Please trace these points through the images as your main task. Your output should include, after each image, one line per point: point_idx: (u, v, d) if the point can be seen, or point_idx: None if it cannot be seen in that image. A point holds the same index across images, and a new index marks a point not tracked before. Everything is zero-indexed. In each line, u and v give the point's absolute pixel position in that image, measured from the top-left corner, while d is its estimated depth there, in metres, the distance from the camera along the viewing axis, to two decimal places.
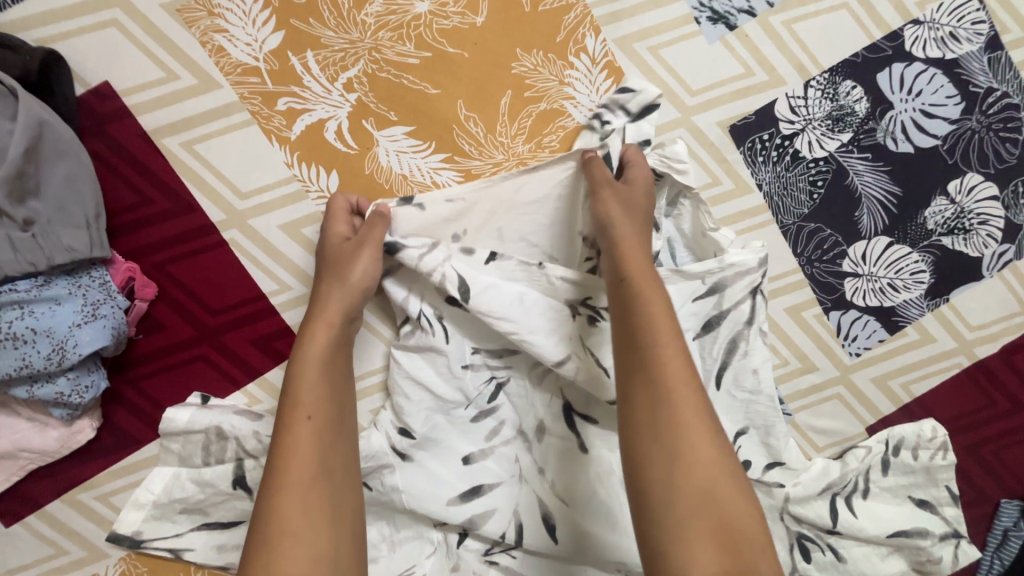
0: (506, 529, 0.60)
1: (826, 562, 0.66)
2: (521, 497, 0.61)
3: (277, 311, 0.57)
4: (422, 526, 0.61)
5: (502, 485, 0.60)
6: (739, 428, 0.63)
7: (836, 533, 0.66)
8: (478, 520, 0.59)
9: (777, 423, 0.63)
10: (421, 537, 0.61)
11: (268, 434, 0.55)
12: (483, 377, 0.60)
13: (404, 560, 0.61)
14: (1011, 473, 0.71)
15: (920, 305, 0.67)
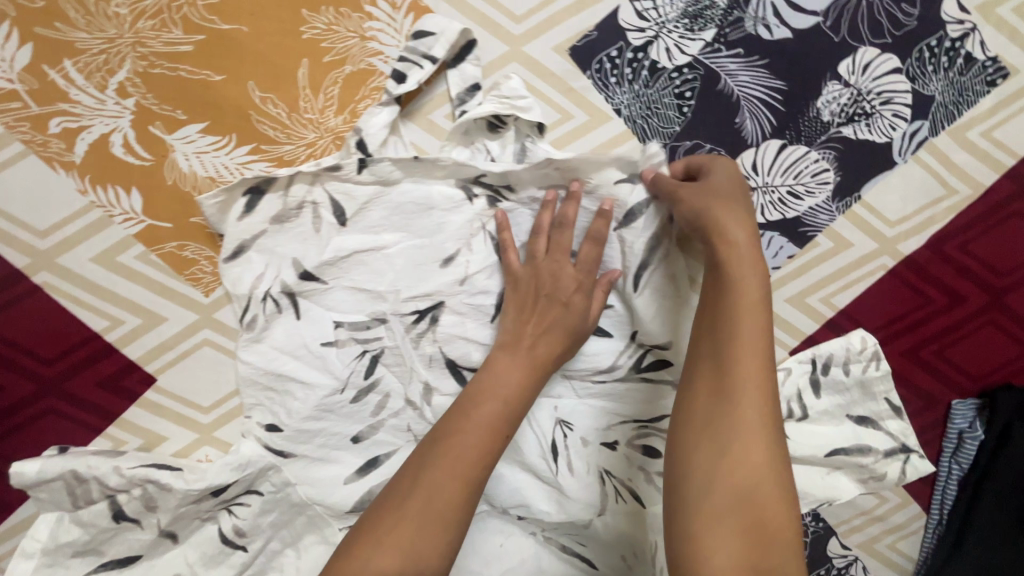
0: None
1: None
2: None
3: (116, 349, 0.54)
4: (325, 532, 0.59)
5: (397, 453, 0.58)
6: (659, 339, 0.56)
7: None
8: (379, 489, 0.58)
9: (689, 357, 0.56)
10: (326, 542, 0.59)
11: (129, 466, 0.52)
12: (353, 352, 0.55)
13: (311, 568, 0.59)
14: (960, 371, 0.65)
15: (829, 209, 0.60)
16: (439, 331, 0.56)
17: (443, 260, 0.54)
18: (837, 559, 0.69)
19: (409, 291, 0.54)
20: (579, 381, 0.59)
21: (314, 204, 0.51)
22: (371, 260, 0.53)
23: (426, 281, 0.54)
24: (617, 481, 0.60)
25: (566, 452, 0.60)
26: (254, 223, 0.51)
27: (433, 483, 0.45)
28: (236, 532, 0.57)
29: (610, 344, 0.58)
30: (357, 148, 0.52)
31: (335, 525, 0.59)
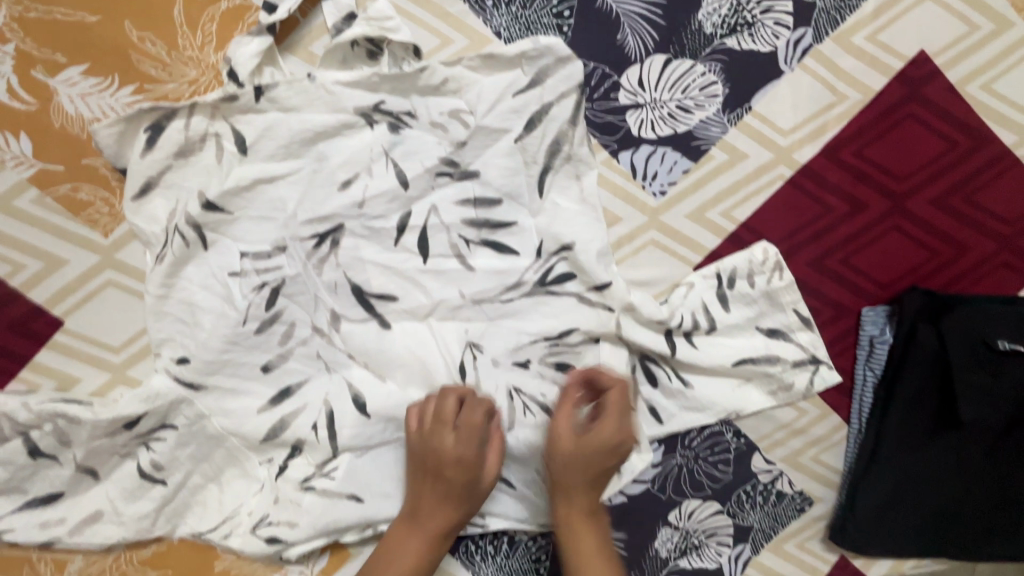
0: (318, 419, 0.59)
1: (673, 390, 0.65)
2: (331, 386, 0.60)
3: (21, 293, 0.55)
4: (245, 464, 0.61)
5: (310, 380, 0.59)
6: (561, 246, 0.59)
7: (680, 361, 0.64)
8: (291, 418, 0.59)
9: (596, 266, 0.59)
10: (247, 475, 0.61)
11: (37, 402, 0.54)
12: (253, 283, 0.56)
13: (231, 502, 0.61)
14: (867, 277, 0.66)
15: (721, 121, 0.61)
16: (340, 255, 0.57)
17: (341, 182, 0.55)
18: (762, 475, 0.70)
19: (306, 215, 0.55)
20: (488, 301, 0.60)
21: (216, 135, 0.53)
22: (261, 191, 0.54)
23: (323, 204, 0.55)
24: (526, 397, 0.63)
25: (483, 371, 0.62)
26: (155, 160, 0.52)
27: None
28: (154, 466, 0.58)
29: (515, 262, 0.60)
30: (229, 79, 0.52)
31: (253, 459, 0.60)
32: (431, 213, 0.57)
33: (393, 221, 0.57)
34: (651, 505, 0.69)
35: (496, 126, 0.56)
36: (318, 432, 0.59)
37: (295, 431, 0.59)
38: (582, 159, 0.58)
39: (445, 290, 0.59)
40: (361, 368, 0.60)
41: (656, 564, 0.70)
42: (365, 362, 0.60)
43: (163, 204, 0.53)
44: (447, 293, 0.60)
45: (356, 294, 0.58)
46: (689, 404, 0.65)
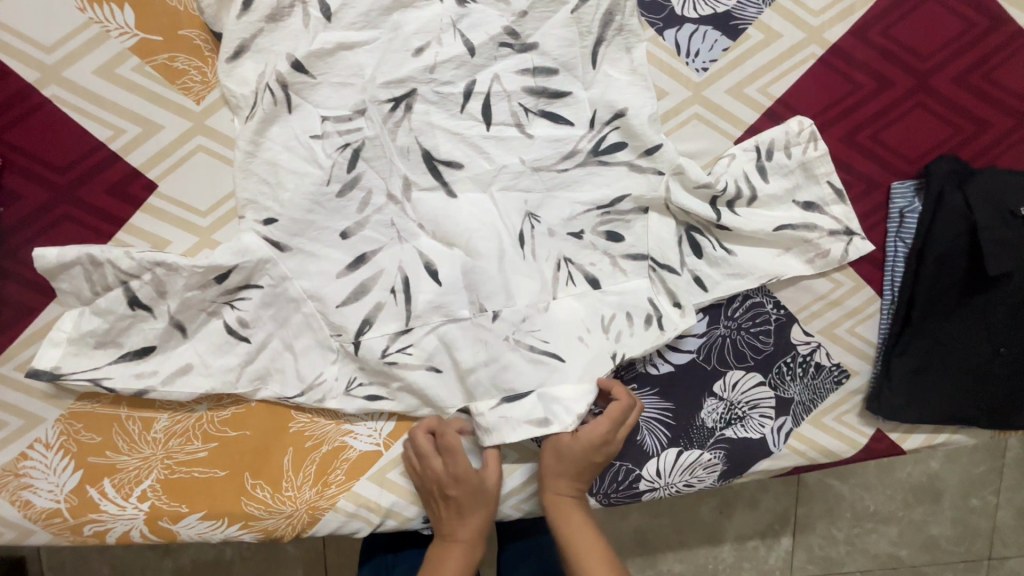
0: (395, 282, 0.64)
1: (717, 258, 0.69)
2: (404, 254, 0.64)
3: (120, 157, 0.60)
4: (318, 331, 0.64)
5: (384, 248, 0.64)
6: (614, 113, 0.64)
7: (724, 229, 0.68)
8: (368, 280, 0.63)
9: (648, 126, 0.64)
10: (322, 339, 0.65)
11: (138, 251, 0.58)
12: (336, 143, 0.61)
13: (311, 365, 0.65)
14: (896, 153, 0.70)
15: (756, 3, 0.66)
16: (412, 118, 0.62)
17: (415, 49, 0.60)
18: (801, 347, 0.74)
19: (384, 76, 0.60)
20: (546, 168, 0.64)
21: (302, 2, 0.58)
22: (342, 56, 0.59)
23: (399, 68, 0.60)
24: (575, 266, 0.66)
25: (544, 240, 0.65)
26: (250, 22, 0.58)
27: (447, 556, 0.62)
28: (239, 323, 0.63)
29: (571, 132, 0.64)
30: None
31: (328, 325, 0.64)
32: (494, 81, 0.62)
33: (459, 88, 0.62)
34: (696, 376, 0.72)
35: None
36: (395, 297, 0.64)
37: (373, 293, 0.64)
38: (632, 31, 0.63)
39: (508, 156, 0.64)
40: (428, 239, 0.64)
41: (704, 435, 0.73)
42: (434, 231, 0.64)
43: (254, 67, 0.59)
44: (508, 159, 0.64)
45: (425, 159, 0.63)
46: (732, 271, 0.69)
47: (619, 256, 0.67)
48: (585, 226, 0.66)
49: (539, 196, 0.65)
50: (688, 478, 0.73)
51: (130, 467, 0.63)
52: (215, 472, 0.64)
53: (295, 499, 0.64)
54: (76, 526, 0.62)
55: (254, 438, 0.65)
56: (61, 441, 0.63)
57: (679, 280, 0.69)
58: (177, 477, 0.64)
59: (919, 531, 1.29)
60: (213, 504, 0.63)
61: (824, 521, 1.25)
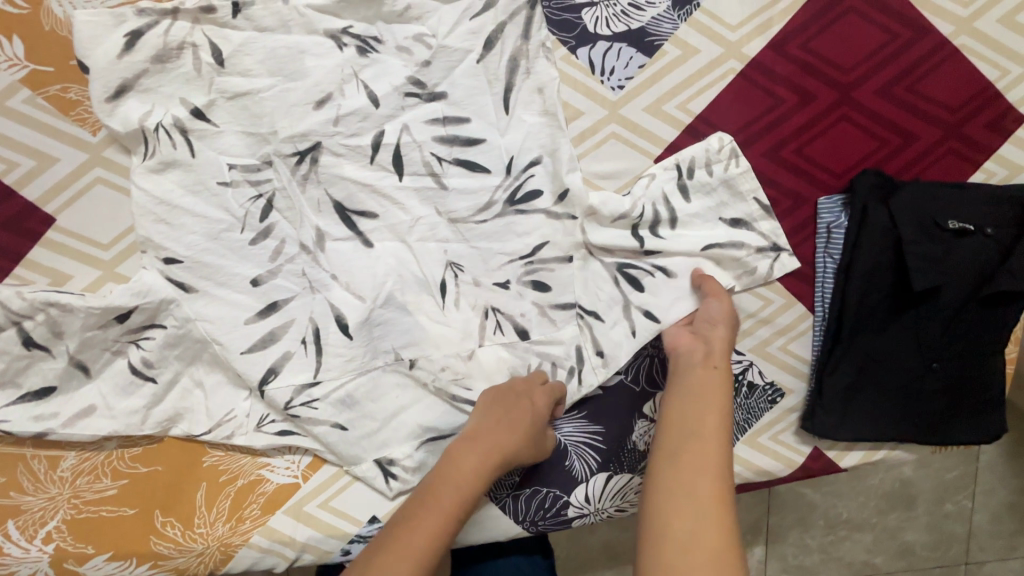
0: (306, 334, 0.63)
1: (657, 285, 0.67)
2: (316, 306, 0.63)
3: (15, 191, 0.59)
4: (230, 374, 0.64)
5: (296, 298, 0.63)
6: (530, 159, 0.63)
7: (653, 254, 0.67)
8: (278, 332, 0.62)
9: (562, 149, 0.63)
10: (233, 382, 0.64)
11: (30, 291, 0.57)
12: (246, 194, 0.61)
13: (222, 408, 0.64)
14: (822, 167, 0.69)
15: (672, 18, 0.65)
16: (318, 172, 0.61)
17: (317, 101, 0.59)
18: (732, 365, 0.72)
19: (285, 131, 0.60)
20: (463, 220, 0.64)
21: (193, 45, 0.57)
22: (242, 104, 0.59)
23: (301, 121, 0.60)
24: (502, 315, 0.66)
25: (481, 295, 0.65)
26: (135, 62, 0.56)
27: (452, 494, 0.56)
28: (144, 364, 0.61)
29: (484, 174, 0.63)
30: None
31: (233, 369, 0.63)
32: (403, 132, 0.62)
33: (367, 140, 0.61)
34: (625, 397, 0.71)
35: (457, 46, 0.61)
36: (306, 346, 0.63)
37: (283, 344, 0.63)
38: (540, 68, 0.63)
39: (423, 208, 0.64)
40: (340, 290, 0.63)
41: (635, 458, 0.71)
42: (346, 283, 0.63)
43: (138, 106, 0.57)
44: (424, 210, 0.64)
45: (337, 211, 0.63)
46: (675, 293, 0.67)
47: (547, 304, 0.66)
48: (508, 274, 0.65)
49: (450, 239, 0.65)
50: (620, 503, 0.71)
51: (35, 508, 0.62)
52: (124, 510, 0.63)
53: (207, 536, 0.63)
54: None
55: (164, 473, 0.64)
56: None
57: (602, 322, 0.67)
58: (84, 517, 0.62)
59: (894, 539, 1.27)
60: (121, 544, 0.62)
61: (797, 530, 1.24)
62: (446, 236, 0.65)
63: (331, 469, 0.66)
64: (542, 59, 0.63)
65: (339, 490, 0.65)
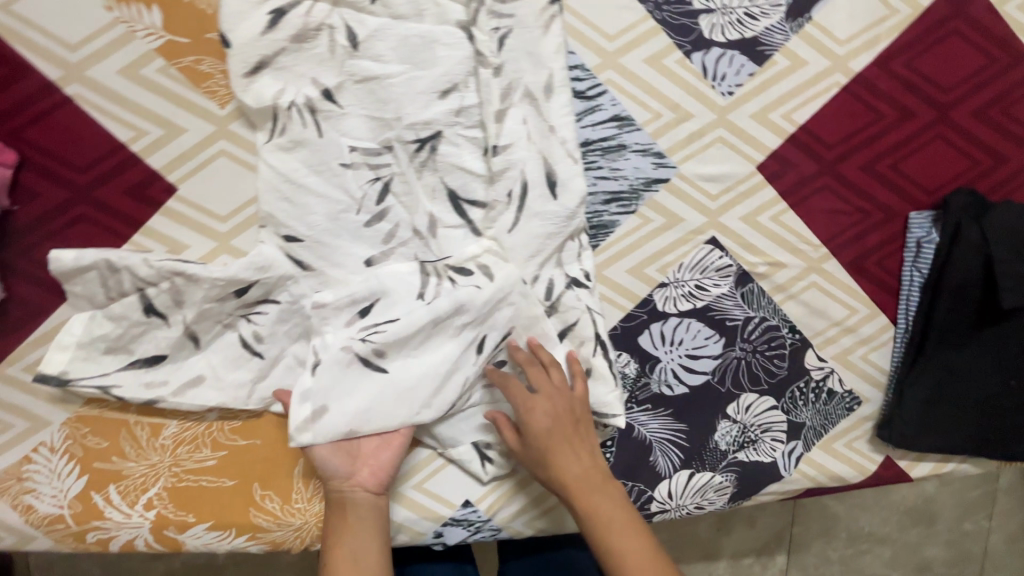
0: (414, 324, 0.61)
1: (723, 292, 0.70)
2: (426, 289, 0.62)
3: (141, 158, 0.59)
4: None
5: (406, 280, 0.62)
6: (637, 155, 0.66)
7: (719, 248, 0.69)
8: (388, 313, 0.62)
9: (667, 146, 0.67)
10: None
11: (157, 259, 0.58)
12: (365, 176, 0.61)
13: None
14: (915, 183, 0.71)
15: (783, 29, 0.66)
16: (436, 161, 0.62)
17: (442, 91, 0.60)
18: (814, 372, 0.74)
19: (409, 118, 0.60)
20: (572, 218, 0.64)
21: (330, 27, 0.57)
22: (370, 88, 0.59)
23: (427, 109, 0.60)
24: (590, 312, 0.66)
25: (558, 289, 0.65)
26: (275, 40, 0.56)
27: (355, 544, 0.58)
28: (255, 338, 0.62)
29: (591, 173, 0.66)
30: None
31: None
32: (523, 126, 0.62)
33: (480, 137, 0.61)
34: (710, 398, 0.72)
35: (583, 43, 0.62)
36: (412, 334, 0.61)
37: None
38: (653, 76, 0.65)
39: None
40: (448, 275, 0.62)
41: (716, 457, 0.72)
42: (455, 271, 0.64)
43: (271, 84, 0.57)
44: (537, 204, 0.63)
45: (450, 200, 0.63)
46: (743, 300, 0.71)
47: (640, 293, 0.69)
48: (587, 269, 0.66)
49: (560, 235, 0.64)
50: (699, 500, 0.72)
51: (137, 474, 0.62)
52: (223, 481, 0.63)
53: (304, 512, 0.64)
54: (79, 533, 0.61)
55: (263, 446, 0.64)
56: (66, 445, 0.61)
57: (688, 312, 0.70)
58: (184, 486, 0.63)
59: (914, 554, 1.29)
60: (221, 514, 0.62)
61: (820, 540, 1.25)
62: (559, 231, 0.64)
63: (424, 452, 0.66)
64: (656, 67, 0.65)
65: (432, 473, 0.66)
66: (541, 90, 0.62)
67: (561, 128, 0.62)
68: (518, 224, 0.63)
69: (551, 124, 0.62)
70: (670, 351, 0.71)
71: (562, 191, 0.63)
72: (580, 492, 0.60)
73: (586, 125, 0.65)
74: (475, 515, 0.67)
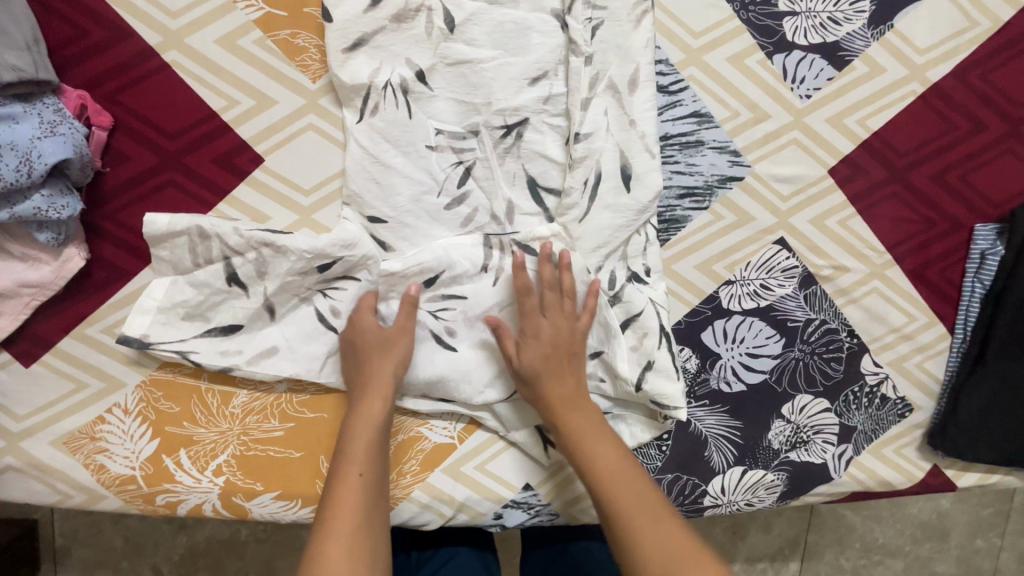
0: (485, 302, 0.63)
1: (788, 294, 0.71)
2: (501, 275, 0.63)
3: (231, 128, 0.60)
4: None
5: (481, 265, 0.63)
6: (714, 151, 0.67)
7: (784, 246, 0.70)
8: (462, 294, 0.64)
9: (743, 146, 0.68)
10: None
11: (246, 229, 0.59)
12: (449, 159, 0.62)
13: None
14: (981, 195, 0.72)
15: (865, 35, 0.67)
16: (519, 147, 0.62)
17: (532, 78, 0.61)
18: (870, 376, 0.74)
19: (498, 103, 0.61)
20: (647, 210, 0.64)
21: (428, 9, 0.58)
22: (461, 71, 0.60)
23: (516, 96, 0.61)
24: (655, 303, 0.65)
25: (620, 280, 0.65)
26: (376, 18, 0.58)
27: (365, 445, 0.56)
28: (332, 312, 0.62)
29: (667, 167, 0.66)
30: None
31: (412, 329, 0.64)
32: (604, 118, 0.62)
33: (563, 123, 0.63)
34: (767, 396, 0.73)
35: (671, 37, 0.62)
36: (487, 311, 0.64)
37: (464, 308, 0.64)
38: (733, 76, 0.66)
39: None
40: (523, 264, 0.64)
41: (769, 456, 0.73)
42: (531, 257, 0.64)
43: (367, 62, 0.59)
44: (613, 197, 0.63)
45: (529, 187, 0.64)
46: (807, 302, 0.71)
47: (707, 289, 0.70)
48: (650, 264, 0.66)
49: (633, 228, 0.64)
50: (750, 497, 0.73)
51: (207, 440, 0.63)
52: (290, 453, 0.64)
53: None
54: (149, 495, 0.61)
55: (387, 333, 0.60)
56: (140, 407, 0.62)
57: (751, 312, 0.71)
58: (252, 454, 0.63)
59: (924, 569, 1.23)
60: (288, 484, 0.63)
61: (833, 549, 1.20)
62: (630, 223, 0.64)
63: (486, 435, 0.67)
64: (737, 67, 0.66)
65: (494, 455, 0.67)
66: (625, 84, 0.62)
67: (641, 122, 0.62)
68: (589, 215, 0.63)
69: (631, 117, 0.62)
70: (731, 349, 0.71)
71: (635, 185, 0.63)
72: (608, 480, 0.55)
73: (666, 119, 0.66)
74: (535, 499, 0.67)
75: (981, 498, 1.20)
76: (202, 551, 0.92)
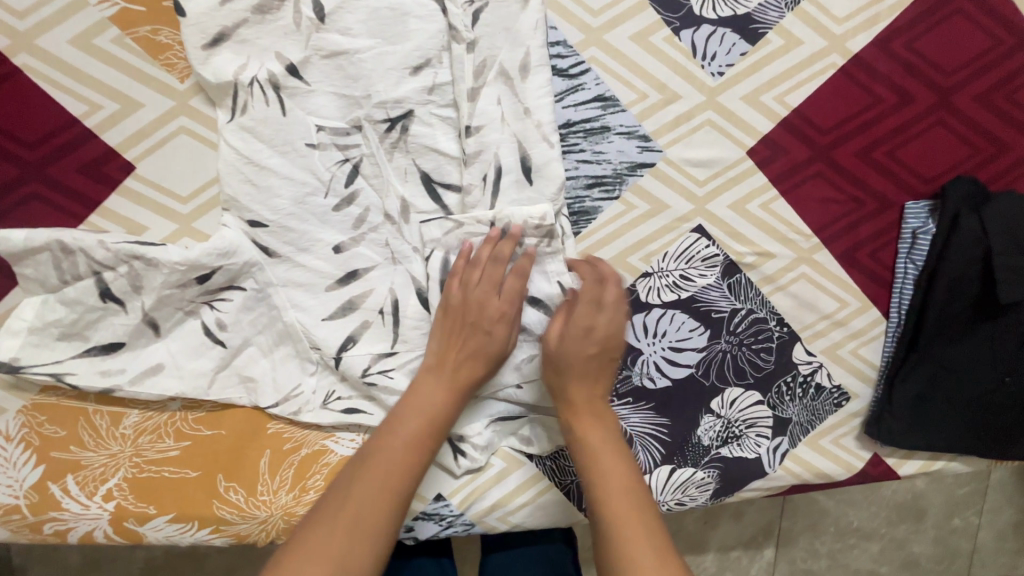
0: (384, 304, 0.61)
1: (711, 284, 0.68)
2: (397, 277, 0.61)
3: (95, 134, 0.56)
4: (298, 346, 0.61)
5: (376, 267, 0.61)
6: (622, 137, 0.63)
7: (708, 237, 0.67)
8: (358, 299, 0.60)
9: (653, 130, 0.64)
10: (300, 358, 0.62)
11: (114, 242, 0.55)
12: (334, 157, 0.58)
13: (289, 382, 0.62)
14: (911, 170, 0.68)
15: (778, 6, 0.63)
16: (406, 141, 0.59)
17: (414, 67, 0.57)
18: (802, 366, 0.71)
19: (379, 96, 0.57)
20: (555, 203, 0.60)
21: None
22: (338, 63, 0.56)
23: (397, 87, 0.57)
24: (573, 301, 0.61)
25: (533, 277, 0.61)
26: (237, 11, 0.54)
27: (386, 460, 0.51)
28: (218, 325, 0.60)
29: (570, 155, 0.63)
30: None
31: (307, 338, 0.61)
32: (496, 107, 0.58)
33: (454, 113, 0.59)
34: (694, 390, 0.70)
35: None
36: (383, 316, 0.61)
37: (360, 314, 0.61)
38: (638, 55, 0.62)
39: None
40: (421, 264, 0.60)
41: (699, 453, 0.70)
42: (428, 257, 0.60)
43: (233, 58, 0.55)
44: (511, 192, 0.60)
45: (423, 183, 0.60)
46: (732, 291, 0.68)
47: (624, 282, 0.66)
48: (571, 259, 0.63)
49: None
50: (680, 497, 0.70)
51: (95, 464, 0.60)
52: (185, 472, 0.61)
53: (270, 504, 0.61)
54: (35, 524, 0.59)
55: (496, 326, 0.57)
56: (23, 433, 0.59)
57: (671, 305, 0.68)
58: (144, 476, 0.60)
59: (900, 551, 1.19)
60: (182, 506, 0.60)
61: (807, 535, 1.16)
62: None
63: None
64: (642, 46, 0.62)
65: None
66: (517, 70, 0.58)
67: (537, 110, 0.59)
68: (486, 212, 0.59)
69: (526, 105, 0.58)
70: (653, 344, 0.68)
71: (536, 177, 0.60)
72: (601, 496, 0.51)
73: (568, 105, 0.62)
74: (447, 509, 0.64)
75: (957, 478, 1.16)
76: (154, 566, 0.89)
